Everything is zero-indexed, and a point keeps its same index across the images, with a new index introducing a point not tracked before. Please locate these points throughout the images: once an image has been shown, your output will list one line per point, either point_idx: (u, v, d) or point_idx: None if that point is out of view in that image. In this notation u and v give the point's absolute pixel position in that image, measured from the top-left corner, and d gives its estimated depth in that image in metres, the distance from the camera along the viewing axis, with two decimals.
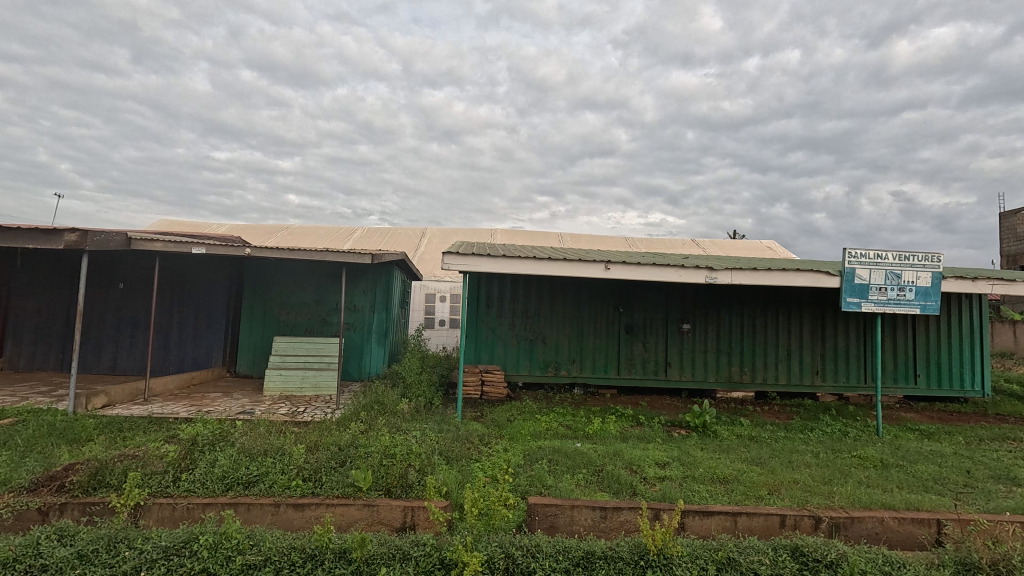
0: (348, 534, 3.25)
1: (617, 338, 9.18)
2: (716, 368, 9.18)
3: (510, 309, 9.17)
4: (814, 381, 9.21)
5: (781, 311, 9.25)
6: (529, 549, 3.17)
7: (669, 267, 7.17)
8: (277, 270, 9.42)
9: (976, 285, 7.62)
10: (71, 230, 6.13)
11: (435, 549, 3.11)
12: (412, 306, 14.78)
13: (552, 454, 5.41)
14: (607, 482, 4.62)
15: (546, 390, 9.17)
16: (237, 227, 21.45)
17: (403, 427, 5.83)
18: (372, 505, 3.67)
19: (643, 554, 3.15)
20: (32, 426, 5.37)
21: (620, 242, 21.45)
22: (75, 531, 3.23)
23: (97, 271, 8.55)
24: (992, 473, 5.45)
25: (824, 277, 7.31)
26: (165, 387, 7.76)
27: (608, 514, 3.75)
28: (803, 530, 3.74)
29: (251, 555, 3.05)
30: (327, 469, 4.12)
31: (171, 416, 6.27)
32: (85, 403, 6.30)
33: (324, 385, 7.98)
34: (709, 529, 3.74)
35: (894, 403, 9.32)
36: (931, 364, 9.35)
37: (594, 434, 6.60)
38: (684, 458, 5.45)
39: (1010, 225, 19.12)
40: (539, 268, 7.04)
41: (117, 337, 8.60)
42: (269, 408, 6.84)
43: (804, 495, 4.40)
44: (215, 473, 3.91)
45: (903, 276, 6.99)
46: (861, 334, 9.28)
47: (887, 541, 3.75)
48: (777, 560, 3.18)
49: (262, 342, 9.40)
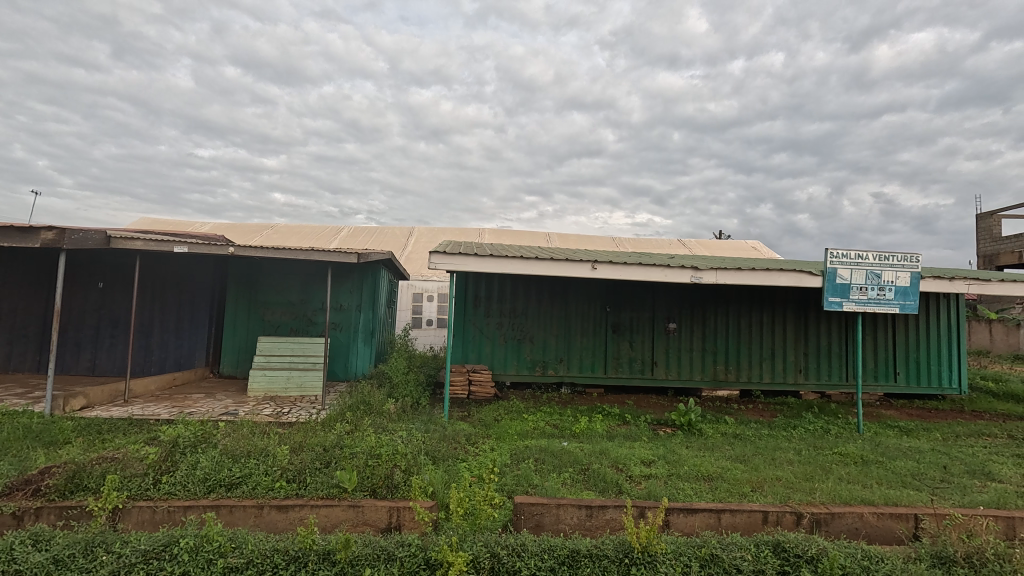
0: (332, 535, 3.23)
1: (604, 338, 9.23)
2: (702, 367, 9.27)
3: (497, 308, 9.16)
4: (796, 379, 9.35)
5: (764, 310, 9.37)
6: (515, 549, 3.17)
7: (654, 267, 7.22)
8: (262, 270, 9.31)
9: (952, 285, 7.80)
10: (48, 228, 5.98)
11: (419, 550, 3.10)
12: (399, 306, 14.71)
13: (539, 453, 5.42)
14: (593, 480, 4.65)
15: (534, 389, 9.19)
16: (220, 226, 21.15)
17: (389, 427, 5.80)
18: (357, 507, 3.65)
19: (627, 552, 3.17)
20: (7, 429, 5.25)
21: (608, 242, 21.61)
22: (50, 536, 3.15)
23: (75, 271, 8.38)
24: (967, 468, 5.58)
25: (807, 277, 7.42)
26: (147, 388, 7.64)
27: (594, 513, 3.77)
28: (785, 526, 3.80)
29: (233, 558, 3.01)
30: (312, 469, 4.07)
31: (152, 417, 6.17)
32: (63, 405, 6.17)
33: (310, 385, 7.90)
34: (694, 526, 3.79)
35: (875, 400, 9.50)
36: (910, 362, 9.55)
37: (581, 433, 6.62)
38: (669, 456, 5.50)
39: (987, 226, 19.63)
40: (527, 267, 7.03)
41: (96, 338, 8.42)
42: (253, 409, 6.77)
43: (786, 491, 4.48)
44: (197, 475, 3.85)
45: (883, 276, 7.12)
46: (842, 333, 9.45)
47: (867, 536, 3.82)
48: (759, 555, 3.22)
49: (247, 342, 9.31)
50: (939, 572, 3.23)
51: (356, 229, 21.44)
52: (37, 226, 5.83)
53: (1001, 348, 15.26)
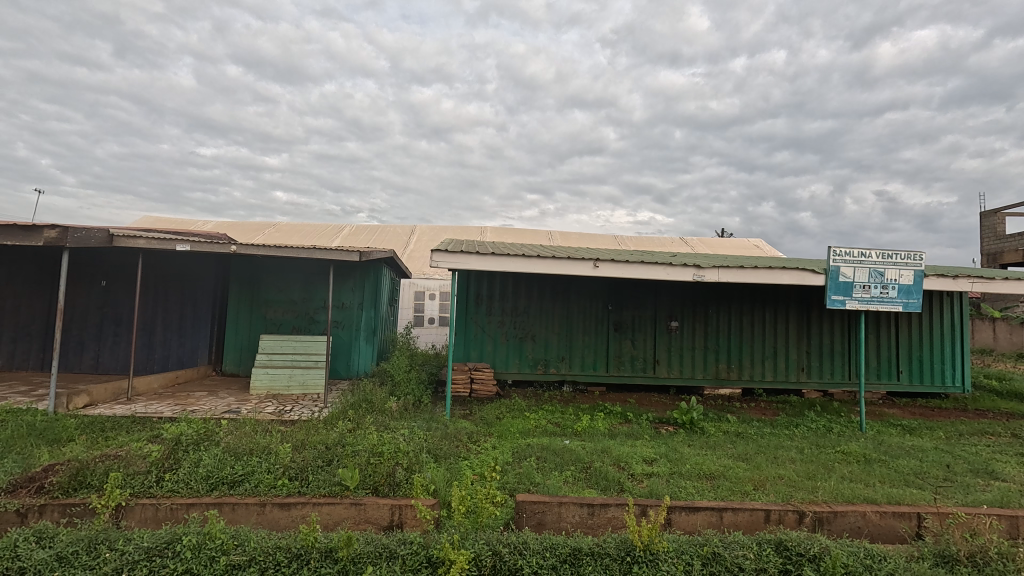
0: (333, 534, 3.24)
1: (607, 336, 9.22)
2: (704, 365, 9.26)
3: (499, 307, 9.16)
4: (799, 378, 9.33)
5: (767, 308, 9.35)
6: (516, 547, 3.17)
7: (655, 266, 7.21)
8: (265, 269, 9.32)
9: (956, 283, 7.77)
10: (51, 226, 5.99)
11: (421, 547, 3.11)
12: (401, 304, 14.73)
13: (541, 451, 5.42)
14: (595, 479, 4.64)
15: (535, 387, 9.19)
16: (222, 226, 21.17)
17: (390, 426, 5.80)
18: (359, 507, 3.64)
19: (629, 550, 3.17)
20: (11, 426, 5.28)
21: (609, 240, 21.60)
22: (54, 533, 3.17)
23: (78, 268, 8.41)
24: (971, 467, 5.57)
25: (809, 275, 7.39)
26: (149, 386, 7.64)
27: (596, 511, 3.77)
28: (787, 524, 3.80)
29: (235, 556, 3.02)
30: (314, 467, 4.09)
31: (155, 416, 6.18)
32: (66, 403, 6.19)
33: (312, 383, 7.90)
34: (696, 524, 3.78)
35: (878, 399, 9.47)
36: (913, 360, 9.51)
37: (582, 431, 6.62)
38: (671, 454, 5.49)
39: (991, 224, 19.51)
40: (528, 266, 7.02)
41: (99, 336, 8.45)
42: (256, 407, 6.79)
43: (789, 490, 4.47)
44: (199, 473, 3.86)
45: (886, 275, 7.10)
46: (845, 332, 9.43)
47: (869, 534, 3.81)
48: (761, 554, 3.22)
49: (249, 341, 9.33)
50: (942, 571, 3.22)
51: (358, 227, 21.45)
52: (40, 224, 5.84)
53: (1004, 347, 15.23)
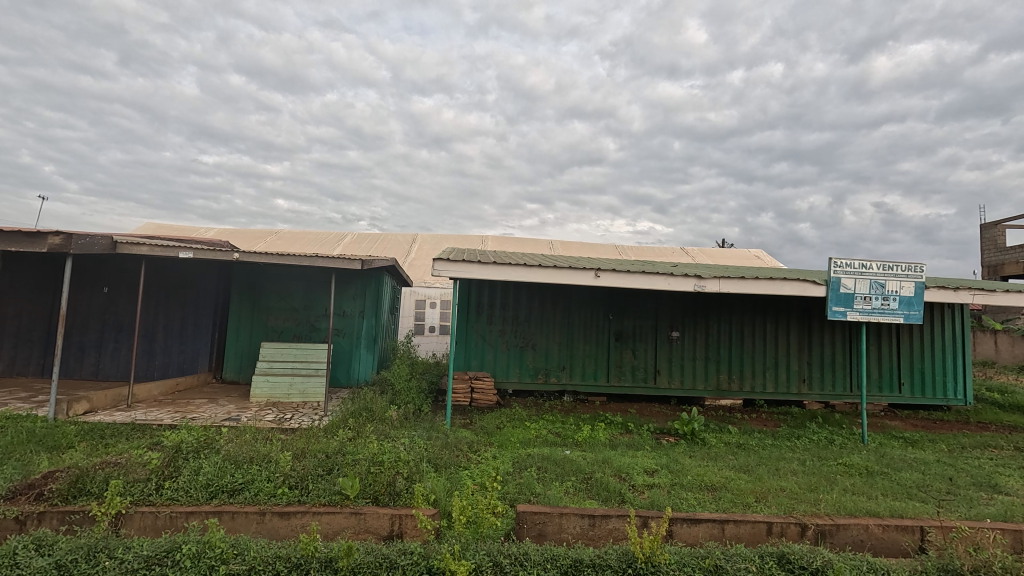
0: (447, 542, 2.88)
1: (606, 346, 8.23)
2: (704, 376, 8.24)
3: (500, 315, 8.20)
4: (800, 390, 8.30)
5: (767, 318, 8.34)
6: (518, 557, 2.82)
7: (711, 274, 6.41)
8: (266, 275, 8.21)
9: (957, 295, 6.87)
10: (54, 233, 5.31)
11: (422, 557, 2.76)
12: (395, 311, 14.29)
13: (542, 461, 4.73)
14: (595, 489, 4.08)
15: (536, 398, 8.18)
16: (224, 233, 20.93)
17: (391, 434, 5.16)
18: (471, 521, 3.10)
19: (630, 562, 2.80)
20: (7, 433, 4.67)
21: (609, 250, 21.48)
22: (54, 540, 2.79)
23: (78, 275, 7.33)
24: (974, 480, 4.80)
25: (808, 286, 6.56)
26: (148, 394, 6.70)
27: (596, 522, 3.31)
28: (789, 538, 3.34)
29: (235, 565, 2.67)
30: (314, 476, 3.52)
31: (156, 423, 5.42)
32: (66, 410, 5.40)
33: (313, 392, 6.94)
34: (697, 536, 3.33)
35: (879, 411, 8.37)
36: (914, 371, 8.47)
37: (582, 442, 5.79)
38: (672, 465, 4.82)
39: (991, 237, 19.40)
40: (526, 275, 6.17)
41: (47, 348, 7.32)
42: (256, 415, 5.94)
43: (790, 502, 3.94)
44: (198, 480, 3.36)
45: (886, 286, 6.30)
46: (846, 342, 8.40)
47: (872, 549, 3.33)
48: (763, 567, 2.86)
49: (250, 348, 8.20)
50: None
51: (359, 236, 21.35)
52: None
53: (1006, 360, 13.46)
